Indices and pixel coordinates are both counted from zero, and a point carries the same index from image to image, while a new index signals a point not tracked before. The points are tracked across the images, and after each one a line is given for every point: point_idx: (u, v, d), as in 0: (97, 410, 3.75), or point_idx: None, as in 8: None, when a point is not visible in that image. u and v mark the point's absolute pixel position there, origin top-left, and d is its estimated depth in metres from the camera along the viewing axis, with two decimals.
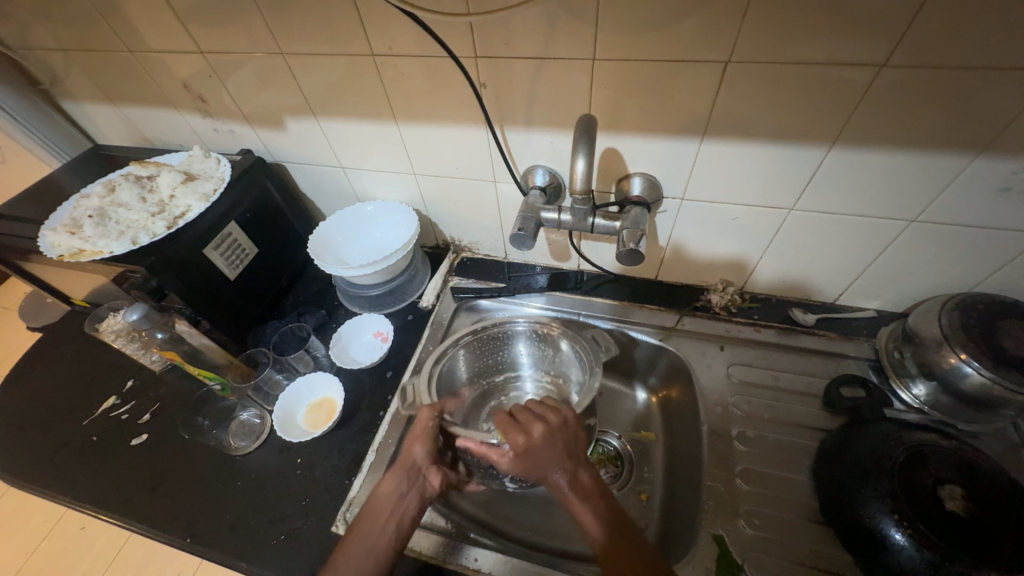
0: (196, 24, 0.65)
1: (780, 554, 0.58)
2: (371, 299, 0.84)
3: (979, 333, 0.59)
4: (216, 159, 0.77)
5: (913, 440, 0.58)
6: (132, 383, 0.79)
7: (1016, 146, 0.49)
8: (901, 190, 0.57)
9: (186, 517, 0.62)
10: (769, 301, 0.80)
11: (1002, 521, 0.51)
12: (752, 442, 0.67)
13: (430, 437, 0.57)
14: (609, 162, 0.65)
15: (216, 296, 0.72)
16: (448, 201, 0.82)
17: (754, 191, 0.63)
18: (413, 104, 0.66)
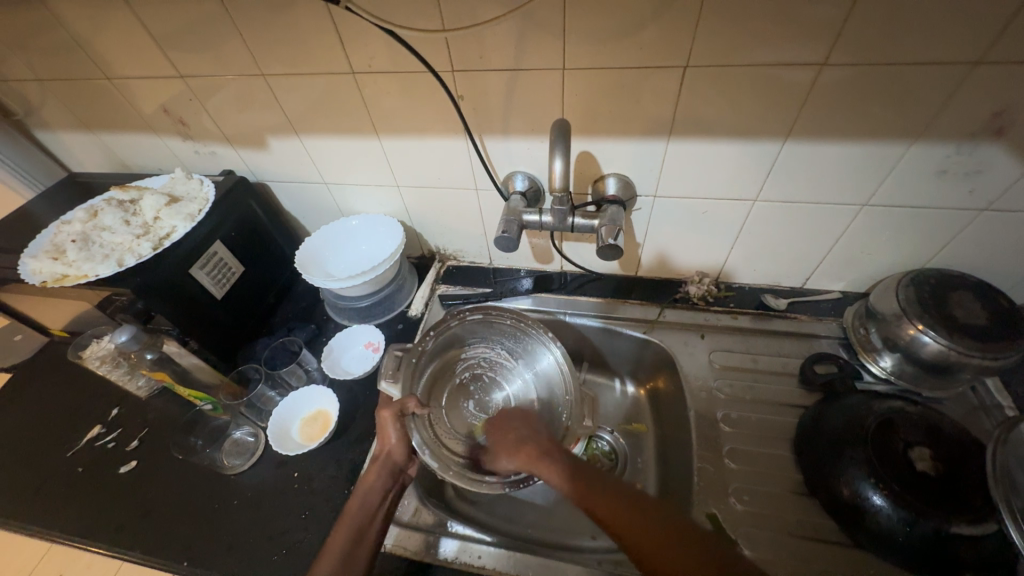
0: (175, 49, 0.66)
1: (771, 527, 0.61)
2: (360, 310, 0.85)
3: (932, 305, 0.64)
4: (198, 180, 0.77)
5: (883, 408, 0.62)
6: (118, 411, 0.77)
7: (946, 133, 0.55)
8: (852, 177, 0.62)
9: (181, 542, 0.61)
10: (743, 289, 0.84)
11: (968, 476, 0.55)
12: (737, 423, 0.70)
13: (405, 437, 0.61)
14: (584, 164, 0.69)
15: (202, 316, 0.72)
16: (432, 211, 0.85)
17: (720, 184, 0.67)
18: (394, 119, 0.69)
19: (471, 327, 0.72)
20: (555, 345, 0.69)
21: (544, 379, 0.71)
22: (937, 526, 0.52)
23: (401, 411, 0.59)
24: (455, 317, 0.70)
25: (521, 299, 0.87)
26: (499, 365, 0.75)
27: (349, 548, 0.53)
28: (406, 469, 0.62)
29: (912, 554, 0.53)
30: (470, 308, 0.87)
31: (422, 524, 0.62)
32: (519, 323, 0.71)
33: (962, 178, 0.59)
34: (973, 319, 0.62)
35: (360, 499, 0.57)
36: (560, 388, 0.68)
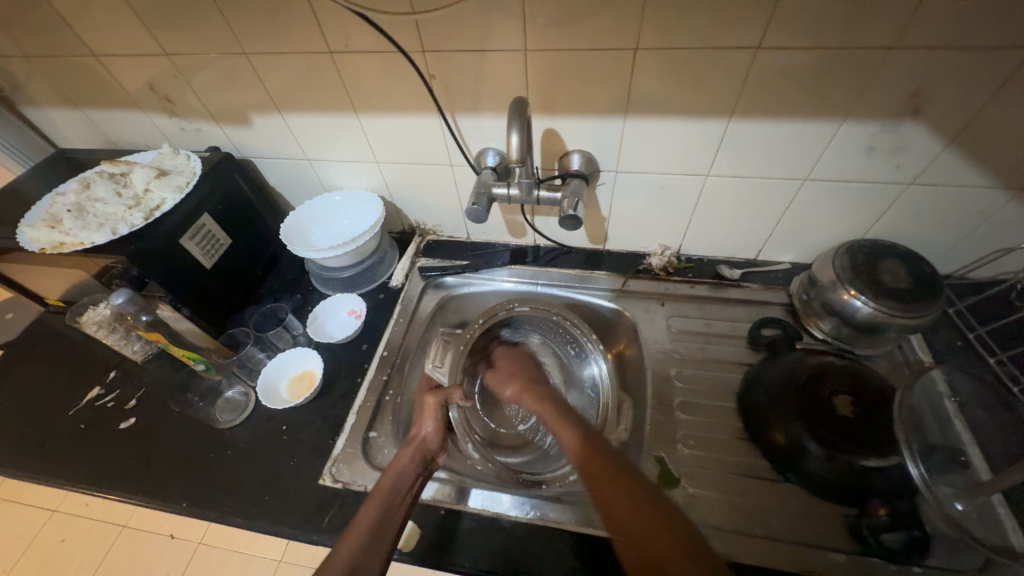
0: (160, 27, 0.69)
1: (712, 468, 0.68)
2: (344, 281, 0.90)
3: (863, 271, 0.71)
4: (186, 155, 0.81)
5: (816, 362, 0.69)
6: (115, 374, 0.82)
7: (870, 112, 0.61)
8: (793, 152, 0.68)
9: (180, 486, 0.67)
10: (701, 261, 0.91)
11: (880, 419, 0.62)
12: (689, 380, 0.77)
13: (442, 424, 0.68)
14: (549, 142, 0.74)
15: (194, 284, 0.76)
16: (410, 187, 0.89)
17: (675, 161, 0.73)
18: (371, 97, 0.73)
19: (517, 318, 0.82)
20: (598, 358, 0.77)
21: (582, 380, 0.81)
22: (850, 460, 0.59)
23: (446, 400, 0.69)
24: (502, 309, 0.79)
25: (497, 271, 0.93)
26: (536, 357, 0.86)
27: (379, 525, 0.55)
28: (436, 456, 0.66)
29: (828, 484, 0.61)
30: (447, 280, 0.92)
31: (447, 481, 0.69)
32: (567, 324, 0.80)
33: (889, 154, 0.65)
34: (897, 283, 0.69)
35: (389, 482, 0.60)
36: (597, 396, 0.78)
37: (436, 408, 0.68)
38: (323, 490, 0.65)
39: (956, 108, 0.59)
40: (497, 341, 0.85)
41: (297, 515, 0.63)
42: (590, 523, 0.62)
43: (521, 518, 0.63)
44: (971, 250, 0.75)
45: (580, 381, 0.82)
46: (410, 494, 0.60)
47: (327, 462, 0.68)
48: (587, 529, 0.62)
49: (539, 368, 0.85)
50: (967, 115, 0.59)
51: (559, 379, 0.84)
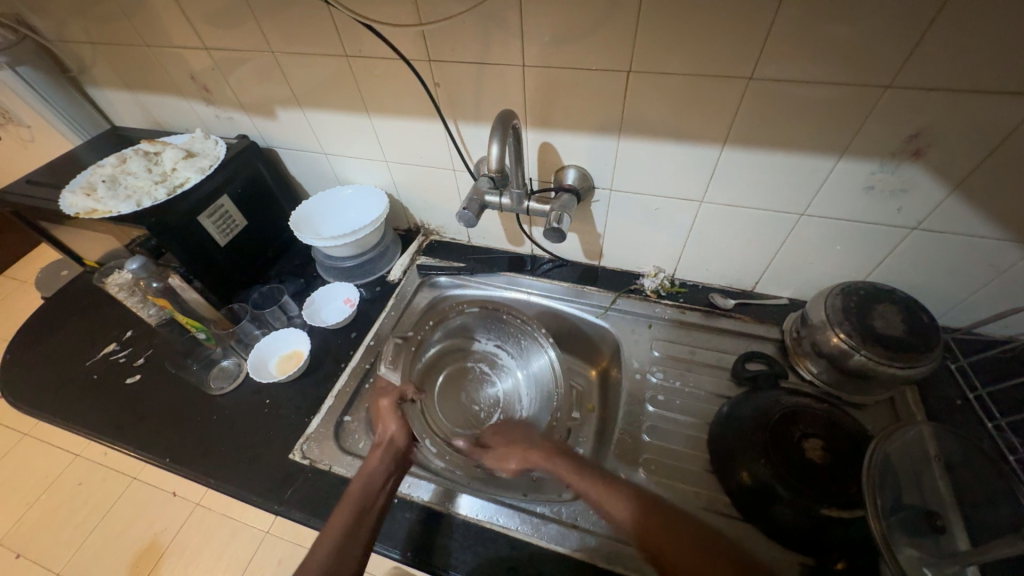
0: (201, 24, 0.77)
1: (671, 495, 0.67)
2: (345, 270, 0.95)
3: (854, 315, 0.68)
4: (214, 141, 0.88)
5: (792, 402, 0.67)
6: (131, 333, 0.90)
7: (866, 151, 0.59)
8: (789, 185, 0.67)
9: (167, 442, 0.73)
10: (695, 287, 0.89)
11: (850, 469, 0.60)
12: (663, 404, 0.76)
13: (404, 420, 0.69)
14: (546, 155, 0.76)
15: (206, 258, 0.83)
16: (416, 187, 0.93)
17: (668, 185, 0.73)
18: (381, 100, 0.77)
19: (468, 322, 0.85)
20: (548, 345, 0.79)
21: (536, 376, 0.81)
22: (808, 506, 0.57)
23: (399, 397, 0.71)
24: (454, 311, 0.82)
25: (494, 277, 0.95)
26: (494, 360, 0.88)
27: (351, 527, 0.56)
28: (407, 455, 0.66)
29: (787, 530, 0.59)
30: (442, 280, 0.96)
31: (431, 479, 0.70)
32: (516, 320, 0.82)
33: (888, 196, 0.63)
34: (890, 330, 0.66)
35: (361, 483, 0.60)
36: (551, 386, 0.78)
37: (392, 408, 0.69)
38: (291, 463, 0.69)
39: (959, 153, 0.56)
40: (460, 346, 0.89)
41: (264, 483, 0.67)
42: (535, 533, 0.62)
43: (471, 518, 0.64)
44: (982, 305, 0.71)
45: (537, 380, 0.82)
46: (382, 494, 0.60)
47: (299, 437, 0.72)
48: (533, 538, 0.62)
49: (499, 372, 0.87)
50: (971, 162, 0.57)
51: (516, 379, 0.85)
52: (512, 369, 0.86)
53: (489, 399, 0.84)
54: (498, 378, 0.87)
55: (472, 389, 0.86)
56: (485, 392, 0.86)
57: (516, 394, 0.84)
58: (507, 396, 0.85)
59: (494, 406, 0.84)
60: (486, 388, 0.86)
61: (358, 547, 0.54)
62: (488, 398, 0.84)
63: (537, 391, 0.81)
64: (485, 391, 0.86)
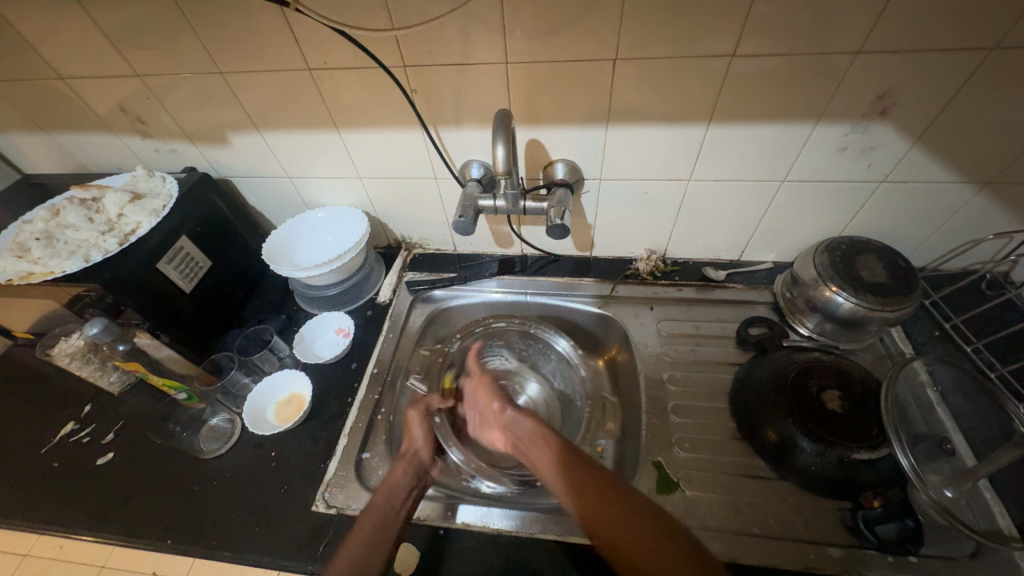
0: (130, 48, 0.68)
1: (708, 469, 0.68)
2: (330, 299, 0.89)
3: (842, 268, 0.73)
4: (161, 178, 0.78)
5: (802, 358, 0.71)
6: (90, 408, 0.79)
7: (839, 116, 0.63)
8: (771, 154, 0.70)
9: (164, 522, 0.64)
10: (687, 264, 0.92)
11: (867, 412, 0.64)
12: (681, 382, 0.78)
13: (431, 434, 0.69)
14: (533, 152, 0.74)
15: (172, 309, 0.74)
16: (394, 201, 0.89)
17: (656, 168, 0.74)
18: (351, 114, 0.73)
19: (486, 336, 0.83)
20: (560, 337, 0.81)
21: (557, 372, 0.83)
22: (841, 454, 0.60)
23: (427, 407, 0.71)
24: (480, 325, 0.82)
25: (486, 282, 0.93)
26: (512, 375, 0.86)
27: (373, 539, 0.56)
28: (428, 470, 0.67)
29: (823, 481, 0.62)
30: (436, 293, 0.92)
31: (436, 497, 0.66)
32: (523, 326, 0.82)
33: (860, 154, 0.68)
34: (875, 279, 0.71)
35: (387, 492, 0.61)
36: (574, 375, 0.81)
37: (424, 422, 0.69)
38: (316, 516, 0.63)
39: (920, 108, 0.61)
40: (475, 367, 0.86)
41: (292, 544, 0.61)
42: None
43: (522, 532, 0.61)
44: (942, 242, 0.79)
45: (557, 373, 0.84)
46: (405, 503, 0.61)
47: (320, 486, 0.66)
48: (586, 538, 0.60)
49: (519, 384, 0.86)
50: (930, 115, 0.62)
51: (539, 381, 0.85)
52: (530, 374, 0.86)
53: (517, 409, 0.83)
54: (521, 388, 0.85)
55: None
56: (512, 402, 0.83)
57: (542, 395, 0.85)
58: (535, 400, 0.84)
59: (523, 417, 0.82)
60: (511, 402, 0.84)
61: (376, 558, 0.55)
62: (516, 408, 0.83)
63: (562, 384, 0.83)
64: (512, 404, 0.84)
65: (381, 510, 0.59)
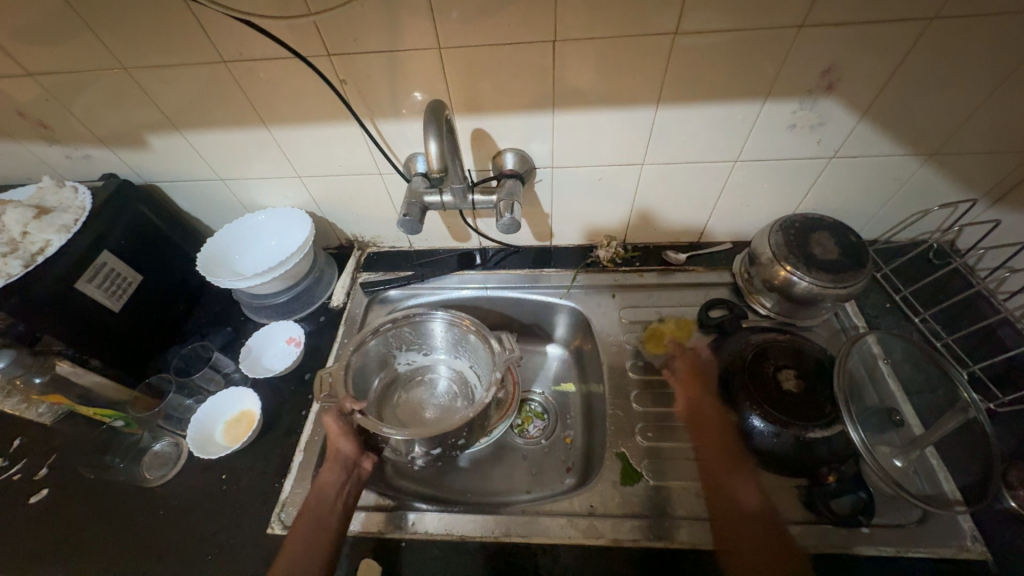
0: (13, 43, 0.60)
1: (672, 456, 0.68)
2: (279, 307, 0.83)
3: (796, 247, 0.73)
4: (72, 188, 0.71)
5: (759, 340, 0.71)
6: (20, 441, 0.73)
7: (788, 92, 0.62)
8: (723, 133, 0.68)
9: (108, 558, 0.60)
10: (648, 248, 0.91)
11: (822, 391, 0.65)
12: (643, 369, 0.77)
13: (351, 432, 0.66)
14: (480, 142, 0.71)
15: (97, 330, 0.69)
16: (340, 200, 0.84)
17: (609, 153, 0.72)
18: (279, 109, 0.67)
19: (388, 343, 0.81)
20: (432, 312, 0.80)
21: (447, 345, 0.85)
22: (797, 434, 0.61)
23: (342, 407, 0.66)
24: (368, 335, 0.77)
25: (446, 278, 0.90)
26: (420, 370, 0.87)
27: (309, 549, 0.54)
28: (359, 464, 0.64)
29: (782, 460, 0.63)
30: (392, 293, 0.88)
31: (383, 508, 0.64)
32: (401, 321, 0.80)
33: (810, 131, 0.67)
34: (828, 256, 0.71)
35: (317, 496, 0.59)
36: (459, 335, 0.82)
37: (340, 424, 0.65)
38: (272, 537, 0.61)
39: (865, 82, 0.60)
40: (380, 382, 0.83)
41: (247, 570, 0.58)
42: (567, 527, 0.61)
43: (485, 537, 0.60)
44: (891, 215, 0.79)
45: (450, 344, 0.85)
46: (339, 501, 0.59)
47: (275, 507, 0.63)
48: (553, 535, 0.60)
49: (431, 373, 0.87)
50: (875, 89, 0.61)
51: (444, 358, 0.87)
52: (434, 358, 0.87)
53: (443, 395, 0.85)
54: (435, 374, 0.87)
55: (423, 399, 0.84)
56: (437, 392, 0.85)
57: (455, 364, 0.87)
58: (453, 377, 0.87)
59: (450, 397, 0.85)
60: (434, 387, 0.86)
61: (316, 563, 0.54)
62: (442, 393, 0.85)
63: (456, 350, 0.85)
64: (437, 391, 0.85)
65: (314, 514, 0.57)
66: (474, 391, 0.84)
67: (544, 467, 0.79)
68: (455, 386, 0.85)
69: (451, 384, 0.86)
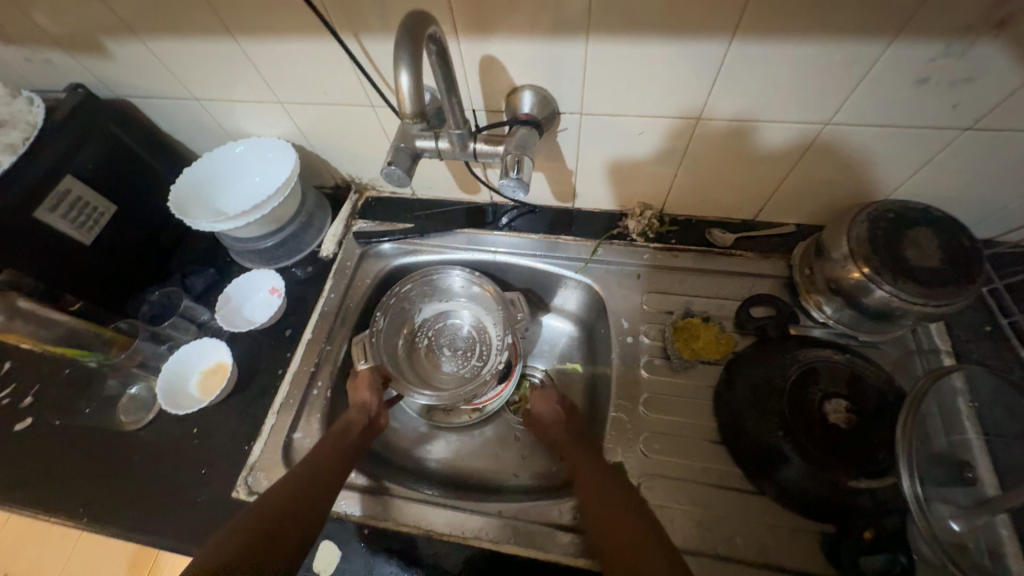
0: None
1: (679, 476, 0.59)
2: (264, 253, 0.76)
3: (884, 245, 0.56)
4: (27, 99, 0.63)
5: (808, 357, 0.58)
6: (10, 366, 0.72)
7: (930, 27, 0.43)
8: (817, 85, 0.50)
9: (78, 498, 0.60)
10: (689, 222, 0.75)
11: (878, 430, 0.53)
12: (660, 369, 0.66)
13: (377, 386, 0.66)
14: (490, 74, 0.56)
15: (63, 264, 0.64)
16: (330, 135, 0.72)
17: (655, 101, 0.55)
18: (246, 15, 0.54)
19: (408, 301, 0.76)
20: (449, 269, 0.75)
21: (468, 295, 0.77)
22: (834, 481, 0.51)
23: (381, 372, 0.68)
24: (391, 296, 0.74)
25: (449, 236, 0.79)
26: (444, 323, 0.79)
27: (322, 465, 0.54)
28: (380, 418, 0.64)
29: (811, 505, 0.53)
30: (387, 247, 0.78)
31: (357, 488, 0.60)
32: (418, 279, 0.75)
33: (945, 89, 0.48)
34: (925, 261, 0.55)
35: (318, 458, 0.55)
36: (477, 286, 0.75)
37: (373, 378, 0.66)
38: (236, 503, 0.58)
39: None
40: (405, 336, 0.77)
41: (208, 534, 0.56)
42: (520, 513, 0.57)
43: (455, 536, 0.56)
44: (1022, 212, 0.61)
45: (471, 297, 0.77)
46: (340, 466, 0.55)
47: (242, 470, 0.60)
48: (529, 550, 0.54)
49: (456, 325, 0.79)
50: None
51: (466, 308, 0.79)
52: (457, 310, 0.79)
53: (466, 347, 0.77)
54: (459, 326, 0.79)
55: (442, 352, 0.77)
56: (462, 345, 0.77)
57: (477, 314, 0.78)
58: (476, 329, 0.78)
59: (474, 350, 0.77)
60: (458, 340, 0.78)
61: (297, 528, 0.49)
62: (460, 345, 0.77)
63: (477, 298, 0.77)
64: (461, 344, 0.77)
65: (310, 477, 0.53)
66: (494, 347, 0.75)
67: (534, 454, 0.72)
68: (479, 339, 0.77)
69: (471, 336, 0.78)
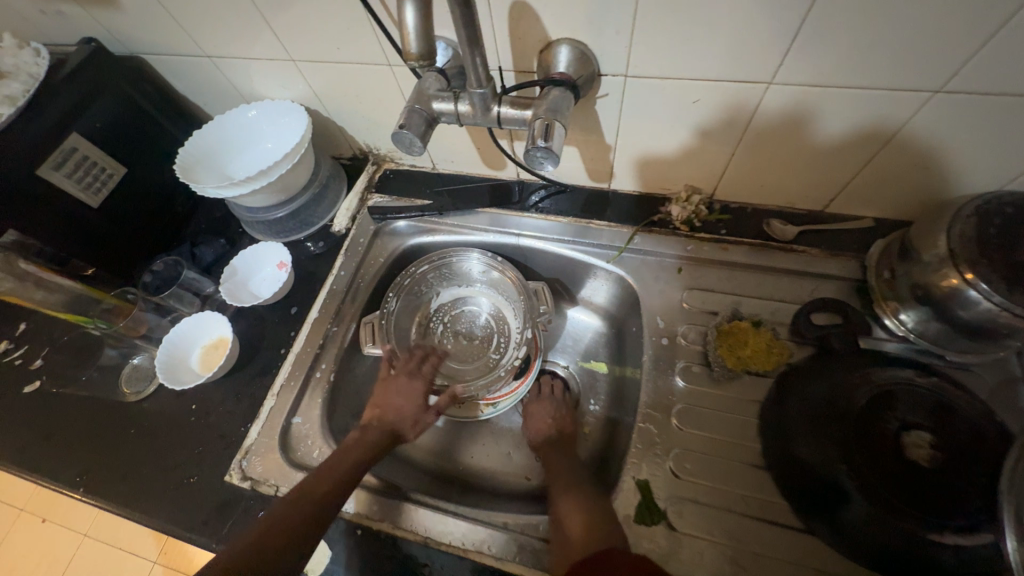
0: None
1: (715, 503, 0.51)
2: (274, 225, 0.72)
3: (997, 247, 0.45)
4: (33, 52, 0.61)
5: (882, 379, 0.49)
6: (24, 327, 0.72)
7: None
8: (932, 39, 0.40)
9: (76, 467, 0.58)
10: (743, 211, 0.65)
11: (969, 474, 0.43)
12: (697, 377, 0.58)
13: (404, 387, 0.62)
14: (522, 25, 0.48)
15: (69, 226, 0.62)
16: (346, 98, 0.66)
17: (717, 59, 0.46)
18: None
19: (423, 284, 0.70)
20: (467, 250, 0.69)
21: (486, 280, 0.71)
22: (907, 530, 0.42)
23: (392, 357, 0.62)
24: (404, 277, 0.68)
25: (471, 216, 0.72)
26: (461, 309, 0.73)
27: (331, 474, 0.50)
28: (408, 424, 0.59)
29: (876, 555, 0.44)
30: (403, 224, 0.73)
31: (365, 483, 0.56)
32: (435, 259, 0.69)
33: None
34: None
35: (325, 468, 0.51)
36: (497, 270, 0.69)
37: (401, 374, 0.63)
38: (228, 488, 0.55)
39: None
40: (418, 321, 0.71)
41: (197, 517, 0.53)
42: (526, 528, 0.51)
43: (454, 547, 0.50)
44: None
45: (491, 283, 0.71)
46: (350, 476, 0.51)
47: (236, 454, 0.57)
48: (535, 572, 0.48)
49: (473, 312, 0.72)
50: None
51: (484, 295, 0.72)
52: (475, 296, 0.73)
53: (483, 336, 0.70)
54: (476, 313, 0.72)
55: (457, 339, 0.70)
56: (479, 333, 0.71)
57: (496, 301, 0.71)
58: (494, 316, 0.71)
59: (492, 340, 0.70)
60: (475, 328, 0.71)
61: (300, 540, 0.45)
62: (477, 335, 0.71)
63: (496, 283, 0.70)
64: (478, 333, 0.71)
65: (312, 491, 0.49)
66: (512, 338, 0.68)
67: None
68: (497, 328, 0.70)
69: (488, 325, 0.71)
